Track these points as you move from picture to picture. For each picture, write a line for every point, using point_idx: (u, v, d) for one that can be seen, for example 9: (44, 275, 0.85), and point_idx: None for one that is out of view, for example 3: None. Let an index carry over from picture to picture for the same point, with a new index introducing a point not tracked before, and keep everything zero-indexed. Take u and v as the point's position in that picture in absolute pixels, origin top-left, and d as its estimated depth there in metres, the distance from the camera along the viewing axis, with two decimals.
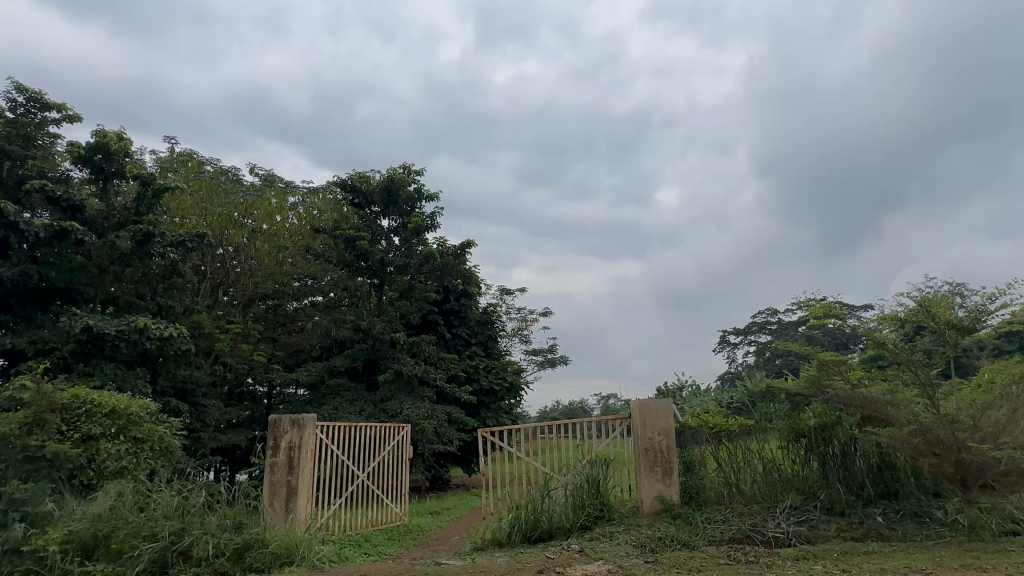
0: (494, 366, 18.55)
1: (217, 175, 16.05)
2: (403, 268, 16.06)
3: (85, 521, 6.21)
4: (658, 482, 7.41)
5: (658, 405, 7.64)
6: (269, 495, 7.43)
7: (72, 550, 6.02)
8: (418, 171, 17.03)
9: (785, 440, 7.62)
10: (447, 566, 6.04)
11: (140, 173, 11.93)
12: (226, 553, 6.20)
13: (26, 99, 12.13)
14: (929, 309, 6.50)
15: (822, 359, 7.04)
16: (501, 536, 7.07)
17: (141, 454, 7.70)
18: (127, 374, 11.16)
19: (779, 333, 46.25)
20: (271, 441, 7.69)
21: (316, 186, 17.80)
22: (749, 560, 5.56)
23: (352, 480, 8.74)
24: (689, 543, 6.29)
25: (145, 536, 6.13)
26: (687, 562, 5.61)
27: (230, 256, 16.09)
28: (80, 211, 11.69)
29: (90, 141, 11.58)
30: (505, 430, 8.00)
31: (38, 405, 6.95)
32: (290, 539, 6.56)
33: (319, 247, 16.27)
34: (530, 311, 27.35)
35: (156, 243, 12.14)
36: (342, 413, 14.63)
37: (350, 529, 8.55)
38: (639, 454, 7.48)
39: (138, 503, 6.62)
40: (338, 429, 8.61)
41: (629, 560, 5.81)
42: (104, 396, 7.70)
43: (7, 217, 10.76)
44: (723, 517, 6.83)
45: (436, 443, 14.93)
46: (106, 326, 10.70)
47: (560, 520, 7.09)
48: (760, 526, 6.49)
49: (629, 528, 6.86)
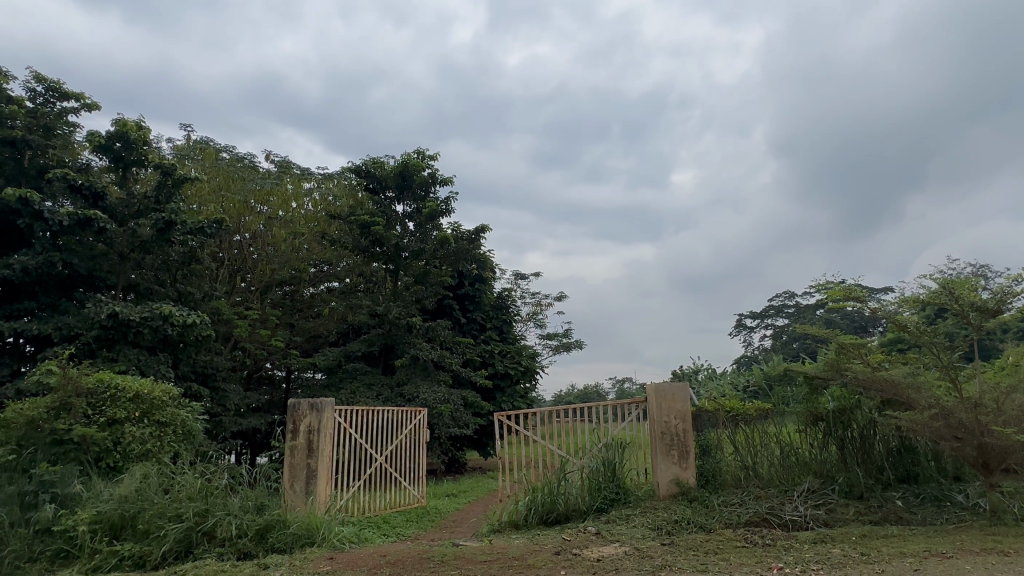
0: (509, 350, 18.62)
1: (233, 162, 16.14)
2: (418, 253, 16.14)
3: (112, 502, 6.38)
4: (675, 465, 7.39)
5: (674, 388, 7.64)
6: (290, 478, 7.54)
7: (101, 530, 6.21)
8: (432, 156, 17.03)
9: (803, 423, 7.56)
10: (465, 547, 6.11)
11: (160, 162, 12.08)
12: (248, 534, 6.31)
13: (45, 89, 12.27)
14: (953, 291, 6.36)
15: (841, 342, 6.98)
16: (518, 518, 7.16)
17: (165, 437, 7.79)
18: (149, 360, 11.37)
19: (797, 316, 45.83)
20: (290, 424, 7.77)
21: (331, 172, 17.80)
22: (767, 542, 5.56)
23: (370, 463, 8.86)
24: (705, 526, 6.31)
25: (170, 517, 6.29)
26: (703, 544, 5.64)
27: (247, 243, 16.25)
28: (102, 199, 11.86)
29: (110, 129, 11.71)
30: (521, 414, 7.97)
31: (64, 390, 7.22)
32: (311, 520, 6.66)
33: (335, 233, 16.36)
34: (544, 295, 27.37)
35: (176, 231, 12.31)
36: (359, 397, 14.81)
37: (369, 510, 8.68)
38: (655, 437, 7.48)
39: (163, 485, 6.76)
40: (356, 412, 8.70)
41: (646, 542, 5.85)
42: (127, 380, 7.79)
43: (30, 206, 10.92)
44: (740, 500, 6.83)
45: (452, 426, 15.06)
46: (131, 312, 10.91)
47: (576, 503, 7.17)
48: (777, 509, 6.49)
49: (645, 511, 6.88)
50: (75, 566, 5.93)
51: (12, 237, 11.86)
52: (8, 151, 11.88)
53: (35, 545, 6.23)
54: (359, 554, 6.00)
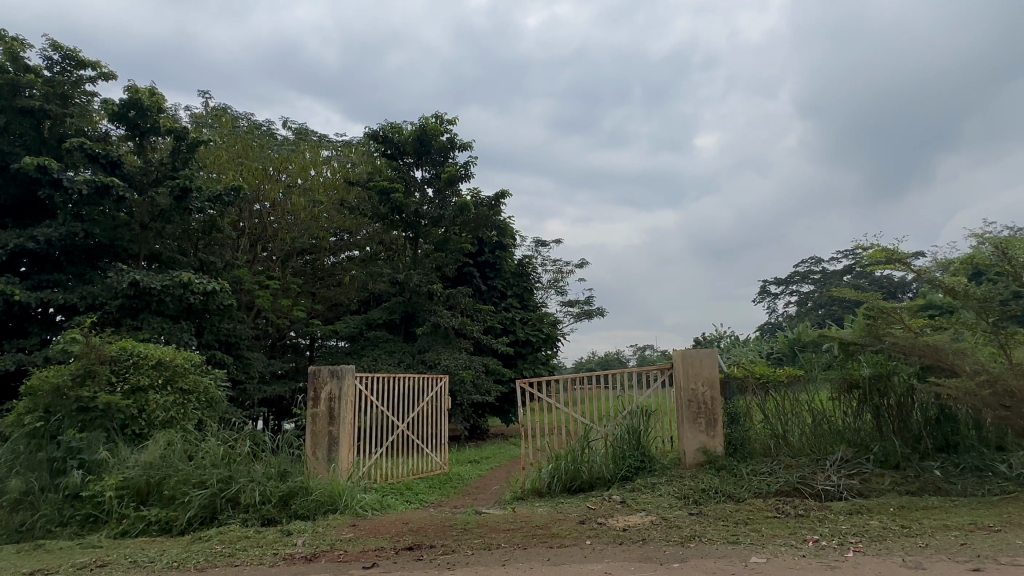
0: (531, 318, 18.51)
1: (251, 129, 15.94)
2: (437, 220, 15.94)
3: (137, 468, 6.44)
4: (702, 433, 7.19)
5: (702, 354, 7.39)
6: (312, 445, 7.47)
7: (127, 495, 6.29)
8: (450, 120, 16.70)
9: (837, 391, 7.27)
10: (488, 515, 6.02)
11: (174, 128, 11.94)
12: (272, 500, 6.31)
13: (60, 57, 12.17)
14: (1005, 251, 5.97)
15: (881, 306, 6.66)
16: (542, 486, 7.08)
17: (188, 404, 7.81)
18: (173, 328, 11.46)
19: (822, 283, 44.94)
20: (311, 392, 7.63)
21: (349, 139, 17.50)
22: (799, 513, 5.37)
23: (393, 430, 8.82)
24: (734, 495, 6.15)
25: (194, 483, 6.33)
26: (733, 514, 5.47)
27: (267, 212, 16.11)
28: (119, 167, 11.80)
29: (123, 97, 11.57)
30: (542, 381, 7.81)
31: (87, 357, 7.24)
32: (333, 488, 6.63)
33: (353, 201, 16.15)
34: (565, 263, 27.11)
35: (193, 198, 12.25)
36: (381, 364, 14.86)
37: (392, 477, 8.69)
38: (681, 404, 7.30)
39: (187, 451, 6.78)
40: (376, 379, 8.61)
41: (673, 511, 5.70)
42: (149, 348, 7.79)
43: (49, 174, 10.86)
44: (770, 469, 6.65)
45: (474, 393, 15.06)
46: (152, 281, 10.92)
47: (600, 472, 7.06)
48: (809, 479, 6.32)
49: (671, 479, 6.74)
50: (104, 531, 6.05)
51: (36, 208, 11.91)
52: (28, 121, 11.84)
53: (65, 510, 6.33)
54: (381, 521, 5.95)
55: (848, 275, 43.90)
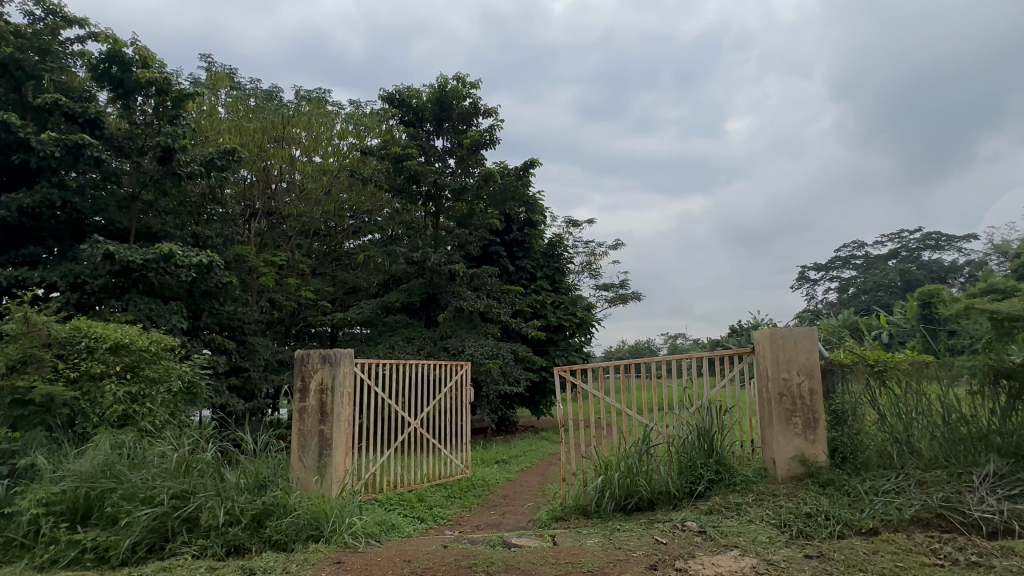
0: (562, 301, 16.94)
1: (256, 95, 14.43)
2: (460, 191, 14.40)
3: (74, 478, 5.05)
4: (798, 437, 5.51)
5: (797, 334, 5.68)
6: (299, 449, 6.02)
7: (59, 513, 4.90)
8: (472, 83, 15.14)
9: (978, 383, 5.45)
10: (522, 548, 4.46)
11: (157, 81, 10.50)
12: (241, 521, 4.87)
13: (42, 10, 10.90)
14: None
15: None
16: (588, 504, 5.54)
17: (154, 397, 6.46)
18: (163, 309, 10.19)
19: (866, 267, 42.26)
20: (299, 382, 6.18)
21: (362, 105, 15.91)
22: (975, 562, 3.68)
23: (403, 428, 7.37)
24: (853, 524, 4.52)
25: (142, 500, 4.89)
26: (869, 559, 3.83)
27: (282, 190, 14.81)
28: (99, 127, 10.45)
29: (103, 50, 10.28)
30: (586, 367, 6.25)
31: (29, 339, 5.88)
32: (319, 505, 5.18)
33: (368, 172, 14.64)
34: (597, 245, 25.43)
35: (179, 160, 10.84)
36: (398, 352, 13.48)
37: (401, 485, 7.24)
38: (769, 400, 5.63)
39: (140, 456, 5.38)
40: (383, 365, 7.14)
41: (780, 552, 4.08)
42: (109, 329, 6.45)
43: (16, 133, 9.55)
44: (896, 487, 4.96)
45: (501, 383, 13.60)
46: (131, 254, 9.55)
47: (663, 486, 5.46)
48: (956, 502, 4.62)
49: (762, 499, 5.08)
50: (25, 560, 4.68)
51: (16, 177, 10.59)
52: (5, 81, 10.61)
53: None
54: (377, 556, 4.43)
55: (895, 258, 41.27)
